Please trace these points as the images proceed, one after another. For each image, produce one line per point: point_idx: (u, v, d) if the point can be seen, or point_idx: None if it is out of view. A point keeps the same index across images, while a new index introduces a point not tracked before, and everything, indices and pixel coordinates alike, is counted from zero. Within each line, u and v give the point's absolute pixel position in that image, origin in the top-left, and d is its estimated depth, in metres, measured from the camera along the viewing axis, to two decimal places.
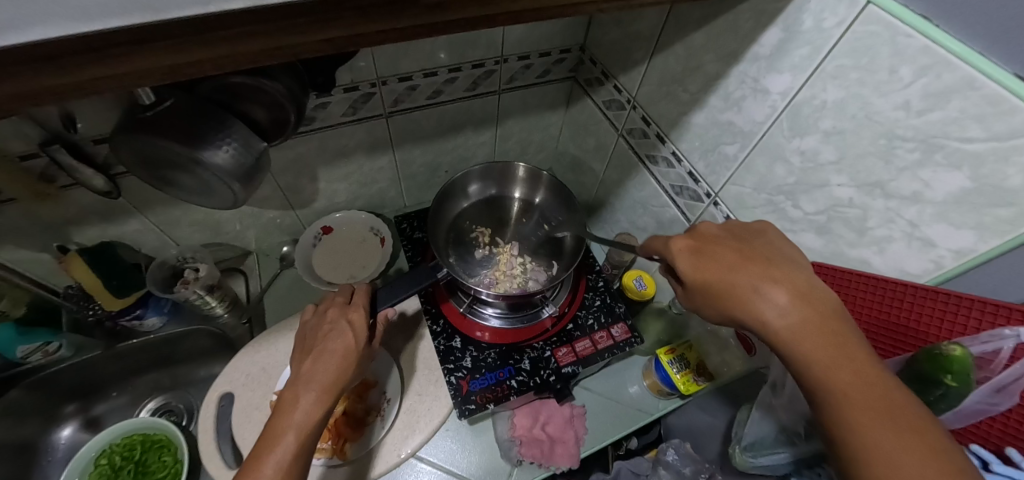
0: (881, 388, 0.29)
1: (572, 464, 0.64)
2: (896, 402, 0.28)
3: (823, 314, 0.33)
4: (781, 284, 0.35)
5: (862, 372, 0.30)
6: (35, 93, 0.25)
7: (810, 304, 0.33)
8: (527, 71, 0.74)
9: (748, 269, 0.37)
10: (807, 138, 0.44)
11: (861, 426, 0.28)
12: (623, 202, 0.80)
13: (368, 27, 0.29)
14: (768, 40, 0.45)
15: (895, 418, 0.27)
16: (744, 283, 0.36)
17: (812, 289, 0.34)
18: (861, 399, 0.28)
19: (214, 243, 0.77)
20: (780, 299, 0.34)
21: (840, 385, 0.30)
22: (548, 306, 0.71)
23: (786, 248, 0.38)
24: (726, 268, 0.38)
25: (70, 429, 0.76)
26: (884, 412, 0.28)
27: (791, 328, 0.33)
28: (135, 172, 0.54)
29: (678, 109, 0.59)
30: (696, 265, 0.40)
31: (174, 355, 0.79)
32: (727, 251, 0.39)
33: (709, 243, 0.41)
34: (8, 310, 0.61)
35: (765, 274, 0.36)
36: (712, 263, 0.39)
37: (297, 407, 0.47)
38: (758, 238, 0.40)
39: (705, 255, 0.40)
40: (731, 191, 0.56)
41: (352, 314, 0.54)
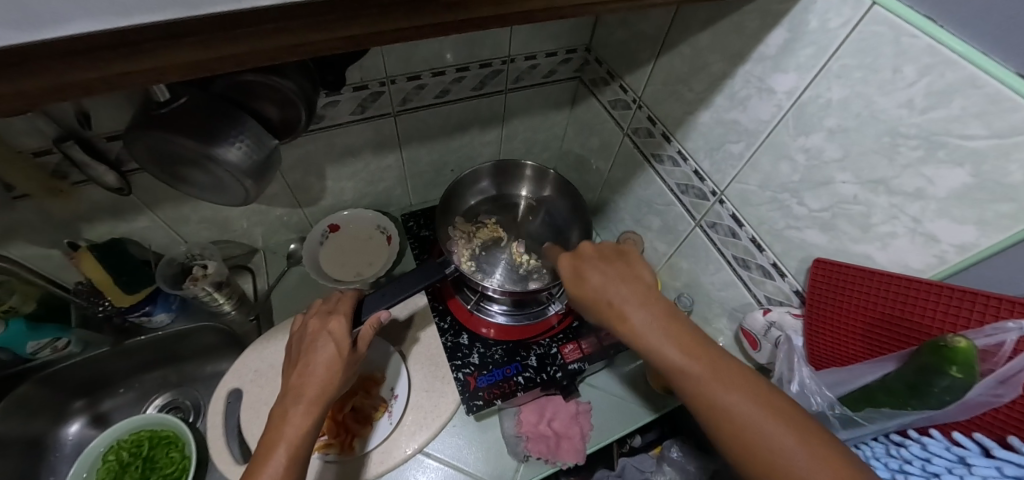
0: (710, 354, 0.38)
1: (577, 460, 0.65)
2: (723, 362, 0.37)
3: (666, 311, 0.41)
4: (634, 294, 0.43)
5: (696, 348, 0.38)
6: (65, 87, 0.26)
7: (657, 306, 0.42)
8: (533, 70, 0.75)
9: (613, 284, 0.44)
10: (812, 136, 0.45)
11: (706, 389, 0.36)
12: (627, 200, 0.81)
13: (388, 25, 0.30)
14: (774, 40, 0.45)
15: (723, 375, 0.36)
16: (610, 296, 0.43)
17: (656, 294, 0.43)
18: (701, 367, 0.37)
19: (222, 240, 0.78)
20: (636, 308, 0.42)
21: (686, 363, 0.37)
22: (554, 303, 0.73)
23: (636, 261, 0.47)
24: (597, 284, 0.45)
25: (77, 425, 0.76)
26: (719, 374, 0.36)
27: (646, 329, 0.40)
28: (148, 168, 0.54)
29: (684, 108, 0.60)
30: (575, 283, 0.47)
31: (181, 351, 0.80)
32: (595, 268, 0.46)
33: (582, 262, 0.48)
34: (18, 305, 0.62)
35: (624, 286, 0.44)
36: (586, 281, 0.46)
37: (288, 423, 0.47)
38: (621, 256, 0.48)
39: (580, 275, 0.47)
40: (735, 188, 0.56)
41: (333, 323, 0.55)
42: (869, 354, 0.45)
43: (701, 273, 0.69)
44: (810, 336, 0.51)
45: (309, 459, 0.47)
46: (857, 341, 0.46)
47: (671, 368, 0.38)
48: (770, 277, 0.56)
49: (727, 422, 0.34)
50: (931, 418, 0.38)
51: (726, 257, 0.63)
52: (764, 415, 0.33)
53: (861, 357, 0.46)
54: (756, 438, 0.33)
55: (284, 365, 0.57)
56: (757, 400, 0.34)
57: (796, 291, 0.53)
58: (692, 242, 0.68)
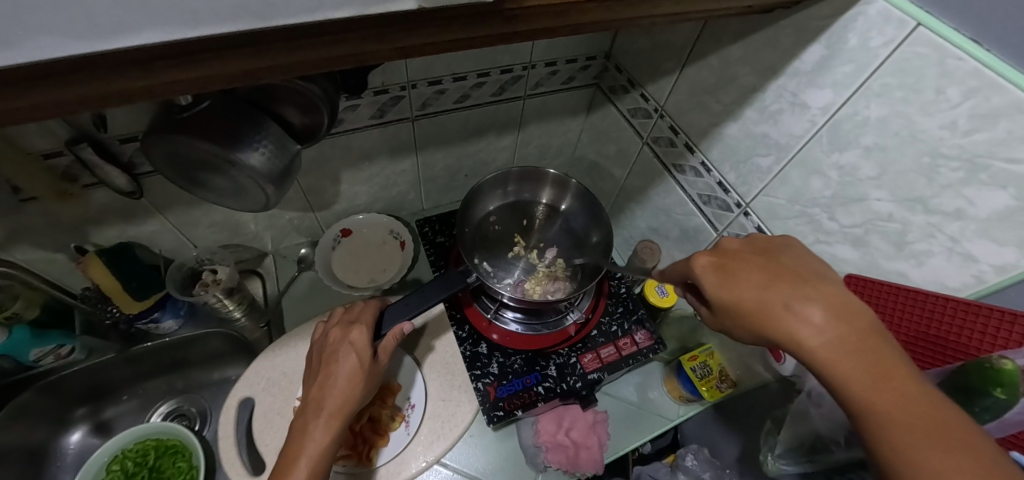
0: (932, 405, 0.28)
1: (596, 470, 0.63)
2: (955, 424, 0.26)
3: (864, 334, 0.32)
4: (816, 300, 0.34)
5: (913, 396, 0.28)
6: (108, 95, 0.25)
7: (849, 323, 0.32)
8: (553, 77, 0.74)
9: (778, 287, 0.36)
10: (846, 153, 0.45)
11: (916, 443, 0.26)
12: (644, 208, 0.81)
13: (446, 37, 0.29)
14: (809, 56, 0.46)
15: (949, 437, 0.26)
16: (771, 301, 0.36)
17: (845, 304, 0.34)
18: (925, 431, 0.26)
19: (233, 244, 0.76)
20: (815, 318, 0.33)
21: (892, 405, 0.28)
22: (572, 312, 0.72)
23: (816, 266, 0.38)
24: (755, 284, 0.37)
25: (80, 433, 0.74)
26: (942, 434, 0.26)
27: (835, 351, 0.32)
28: (165, 173, 0.53)
29: (709, 120, 0.61)
30: (721, 279, 0.40)
31: (187, 358, 0.78)
32: (752, 269, 0.39)
33: (734, 259, 0.41)
34: (22, 312, 0.60)
35: (795, 292, 0.35)
36: (740, 282, 0.38)
37: (310, 436, 0.46)
38: (789, 260, 0.39)
39: (731, 273, 0.40)
40: (762, 201, 0.57)
41: (354, 332, 0.53)
42: None
43: None
44: None
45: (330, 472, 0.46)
46: None
47: (862, 407, 0.29)
48: None
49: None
50: None
51: None
52: None
53: None
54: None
55: (305, 374, 0.56)
56: None
57: None
58: None
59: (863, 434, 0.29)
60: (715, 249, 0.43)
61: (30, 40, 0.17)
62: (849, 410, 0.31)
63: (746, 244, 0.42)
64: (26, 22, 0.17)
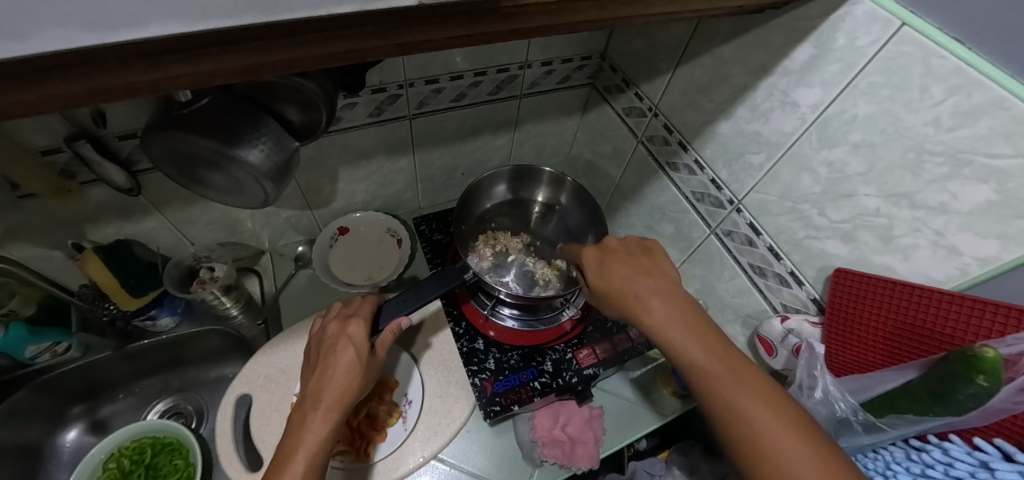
0: (726, 351, 0.39)
1: (592, 465, 0.64)
2: (737, 359, 0.39)
3: (688, 311, 0.43)
4: (658, 290, 0.45)
5: (717, 347, 0.40)
6: (115, 89, 0.25)
7: (680, 303, 0.44)
8: (549, 76, 0.75)
9: (636, 278, 0.46)
10: (835, 149, 0.46)
11: (718, 379, 0.37)
12: (639, 206, 0.82)
13: (447, 34, 0.30)
14: (799, 56, 0.47)
15: (735, 371, 0.38)
16: (629, 290, 0.46)
17: (679, 292, 0.45)
18: (723, 372, 0.38)
19: (229, 242, 0.76)
20: (658, 305, 0.44)
21: (704, 357, 0.39)
22: (568, 309, 0.73)
23: (662, 260, 0.49)
24: (622, 279, 0.47)
25: (75, 432, 0.74)
26: (731, 371, 0.38)
27: (668, 326, 0.42)
28: (165, 169, 0.53)
29: (702, 118, 0.62)
30: (600, 277, 0.49)
31: (184, 356, 0.78)
32: (621, 265, 0.49)
33: (609, 255, 0.50)
34: (18, 309, 0.60)
35: (645, 282, 0.46)
36: (611, 273, 0.48)
37: (308, 429, 0.47)
38: (646, 252, 0.50)
39: (607, 266, 0.49)
40: (754, 198, 0.58)
41: (352, 327, 0.54)
42: (892, 361, 0.47)
43: (715, 280, 0.70)
44: (833, 343, 0.52)
45: (326, 465, 0.47)
46: (882, 349, 0.48)
47: (688, 361, 0.40)
48: (787, 285, 0.58)
49: (725, 405, 0.36)
50: (950, 424, 0.39)
51: (741, 264, 0.64)
52: (763, 411, 0.35)
53: (884, 364, 0.48)
54: (751, 428, 0.34)
55: (303, 369, 0.56)
56: (764, 401, 0.35)
57: (813, 298, 0.55)
58: (707, 249, 0.69)
59: (688, 382, 0.40)
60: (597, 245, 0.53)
61: (44, 31, 0.18)
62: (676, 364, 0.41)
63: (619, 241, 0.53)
64: (42, 13, 0.17)
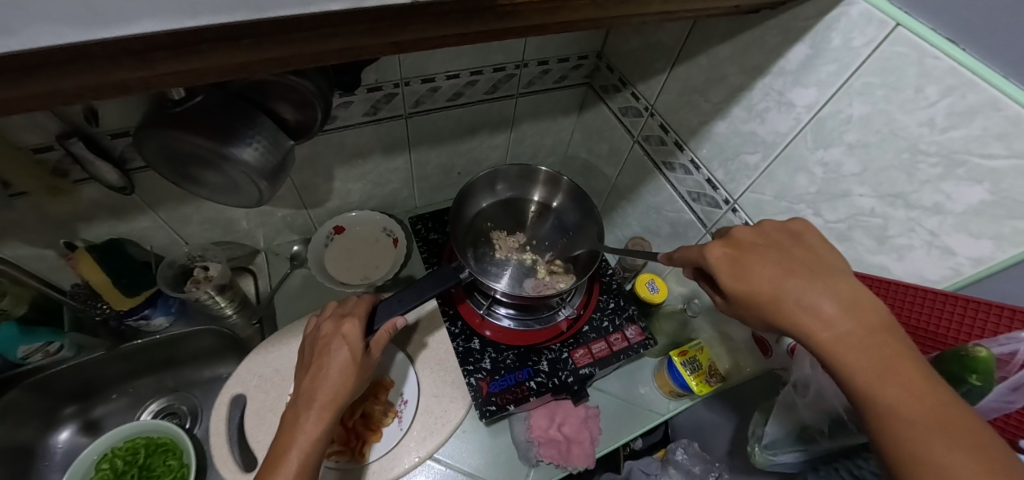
0: (937, 395, 0.29)
1: (588, 464, 0.64)
2: (953, 410, 0.28)
3: (878, 327, 0.33)
4: (828, 295, 0.34)
5: (920, 388, 0.29)
6: (105, 86, 0.25)
7: (862, 316, 0.33)
8: (545, 75, 0.75)
9: (792, 279, 0.36)
10: (831, 149, 0.47)
11: (913, 430, 0.28)
12: (635, 205, 0.82)
13: (438, 33, 0.30)
14: (795, 56, 0.47)
15: (953, 429, 0.27)
16: (785, 295, 0.35)
17: (861, 300, 0.34)
18: (930, 426, 0.28)
19: (224, 241, 0.76)
20: (830, 314, 0.34)
21: (897, 396, 0.29)
22: (564, 308, 0.73)
23: (830, 253, 0.38)
24: (772, 278, 0.36)
25: (68, 432, 0.73)
26: (940, 421, 0.28)
27: (842, 344, 0.33)
28: (158, 168, 0.53)
29: (699, 118, 0.62)
30: (734, 272, 0.38)
31: (178, 356, 0.77)
32: (767, 259, 0.38)
33: (747, 249, 0.39)
34: (9, 308, 0.59)
35: (810, 285, 0.35)
36: (753, 271, 0.37)
37: (301, 429, 0.46)
38: (805, 245, 0.39)
39: (744, 264, 0.38)
40: (750, 198, 0.58)
41: (346, 326, 0.53)
42: None
43: None
44: None
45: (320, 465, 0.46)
46: None
47: (875, 398, 0.30)
48: None
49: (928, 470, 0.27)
50: None
51: None
52: None
53: None
54: None
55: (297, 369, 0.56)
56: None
57: None
58: None
59: (865, 421, 0.31)
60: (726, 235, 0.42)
61: (34, 27, 0.18)
62: (851, 396, 0.32)
63: (754, 230, 0.41)
64: (31, 11, 0.17)
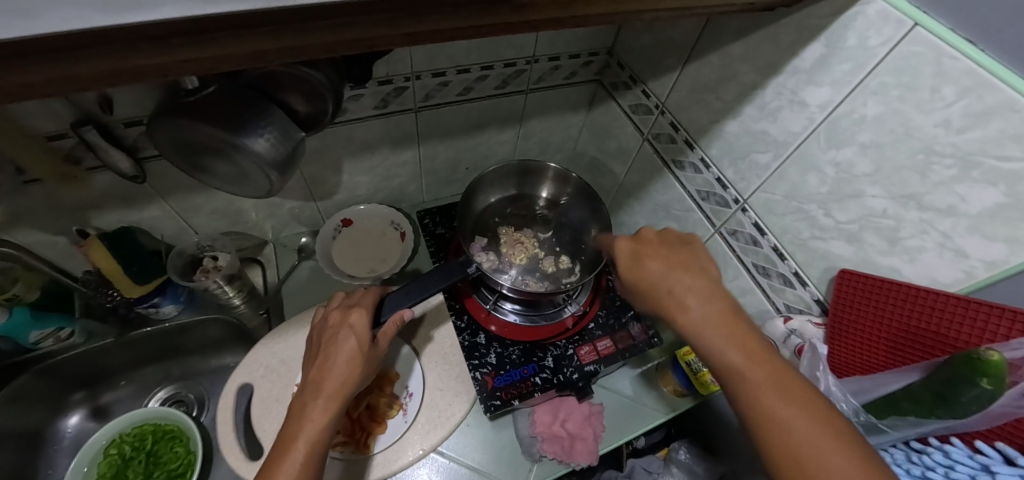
0: (764, 354, 0.37)
1: (590, 461, 0.64)
2: (775, 362, 0.37)
3: (724, 306, 0.41)
4: (692, 285, 0.42)
5: (753, 347, 0.38)
6: (122, 72, 0.25)
7: (715, 302, 0.41)
8: (555, 72, 0.75)
9: (670, 272, 0.44)
10: (843, 150, 0.46)
11: (747, 378, 0.36)
12: (643, 204, 0.82)
13: (454, 24, 0.30)
14: (810, 54, 0.47)
15: (772, 374, 0.36)
16: (666, 288, 0.43)
17: (715, 288, 0.42)
18: (758, 376, 0.36)
19: (234, 231, 0.76)
20: (693, 300, 0.41)
21: (737, 357, 0.37)
22: (570, 305, 0.73)
23: (701, 253, 0.46)
24: (654, 272, 0.45)
25: (77, 417, 0.75)
26: (769, 376, 0.36)
27: (702, 321, 0.40)
28: (170, 157, 0.53)
29: (709, 116, 0.62)
30: (632, 267, 0.47)
31: (185, 345, 0.78)
32: (656, 257, 0.46)
33: (643, 247, 0.48)
34: (22, 294, 0.60)
35: (683, 278, 0.43)
36: (643, 267, 0.46)
37: (308, 417, 0.47)
38: (684, 244, 0.47)
39: (640, 259, 0.47)
40: (760, 197, 0.58)
41: (353, 316, 0.54)
42: (894, 364, 0.47)
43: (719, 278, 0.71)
44: (835, 343, 0.53)
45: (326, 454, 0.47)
46: (884, 351, 0.48)
47: (723, 359, 0.38)
48: (791, 286, 0.59)
49: (757, 407, 0.35)
50: (950, 427, 0.39)
51: (745, 264, 0.65)
52: (798, 414, 0.33)
53: (886, 367, 0.48)
54: (780, 431, 0.33)
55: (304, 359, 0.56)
56: (798, 404, 0.34)
57: (816, 299, 0.56)
58: (711, 248, 0.70)
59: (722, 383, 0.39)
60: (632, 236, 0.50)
61: (57, 9, 0.18)
62: (709, 363, 0.40)
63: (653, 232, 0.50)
64: None
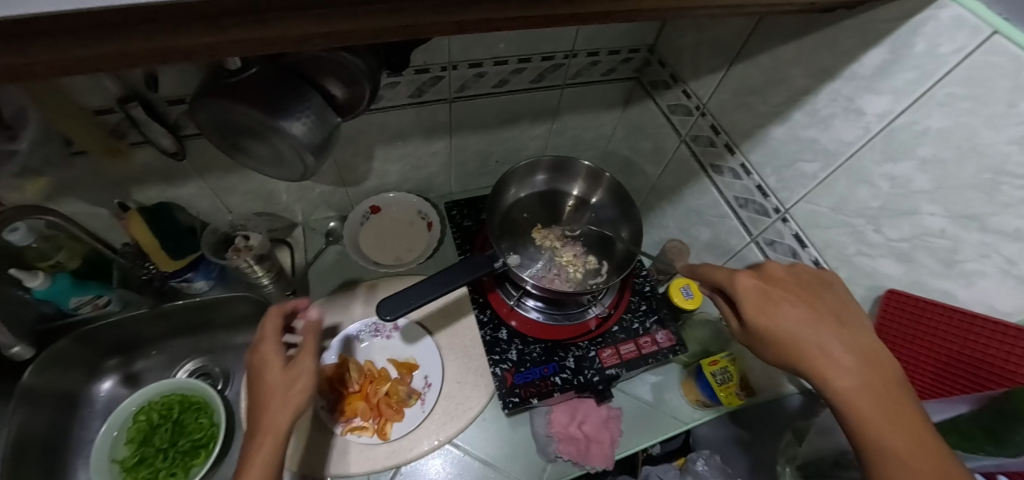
0: (920, 429, 0.36)
1: (606, 465, 0.63)
2: (929, 441, 0.35)
3: (878, 367, 0.40)
4: (840, 340, 0.42)
5: (906, 417, 0.37)
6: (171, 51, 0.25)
7: (863, 361, 0.41)
8: (593, 67, 0.73)
9: (813, 321, 0.44)
10: (901, 163, 0.44)
11: (889, 449, 0.35)
12: (675, 207, 0.80)
13: (503, 13, 0.29)
14: (870, 60, 0.44)
15: (927, 453, 0.35)
16: (802, 338, 0.43)
17: (868, 345, 0.42)
18: (906, 451, 0.35)
19: (266, 212, 0.78)
20: (839, 354, 0.41)
21: (880, 425, 0.37)
22: (594, 306, 0.72)
23: (848, 305, 0.45)
24: (792, 317, 0.44)
25: (110, 382, 0.78)
26: (923, 453, 0.35)
27: (848, 379, 0.40)
28: (210, 137, 0.54)
29: (754, 121, 0.59)
30: (761, 309, 0.46)
31: (213, 320, 0.80)
32: (791, 301, 0.45)
33: (776, 288, 0.47)
34: (65, 261, 0.63)
35: (824, 331, 0.43)
36: (777, 310, 0.45)
37: (252, 460, 0.45)
38: (829, 291, 0.47)
39: (772, 301, 0.46)
40: (803, 208, 0.56)
41: (262, 347, 0.54)
42: (944, 391, 0.46)
43: None
44: None
45: None
46: (933, 376, 0.46)
47: (864, 424, 0.37)
48: None
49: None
50: (1002, 466, 0.37)
51: None
52: None
53: (935, 394, 0.46)
54: None
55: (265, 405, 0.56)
56: None
57: None
58: (745, 257, 0.68)
59: (855, 448, 0.38)
60: (756, 272, 0.49)
61: None
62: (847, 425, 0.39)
63: (787, 271, 0.49)
64: None
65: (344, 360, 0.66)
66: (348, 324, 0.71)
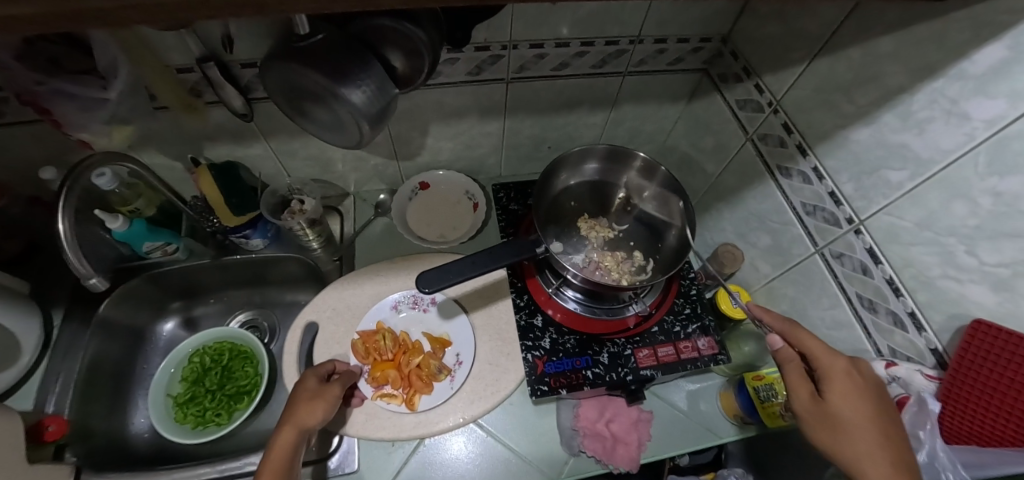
0: None
1: (631, 468, 0.61)
2: None
3: None
4: (896, 456, 0.42)
5: None
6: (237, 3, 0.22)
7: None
8: (659, 56, 0.70)
9: (878, 425, 0.44)
10: (1009, 178, 0.38)
11: None
12: (734, 210, 0.76)
13: None
14: (984, 57, 0.38)
15: None
16: (862, 440, 0.43)
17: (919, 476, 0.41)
18: None
19: (322, 179, 0.81)
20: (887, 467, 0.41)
21: None
22: (635, 304, 0.69)
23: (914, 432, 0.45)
24: (862, 416, 0.44)
25: (171, 324, 0.84)
26: None
27: None
28: (277, 100, 0.56)
29: (834, 121, 0.54)
30: (839, 392, 0.46)
31: (267, 277, 0.84)
32: (867, 403, 0.45)
33: (862, 385, 0.46)
34: (142, 208, 0.68)
35: (885, 442, 0.43)
36: (850, 401, 0.45)
37: (274, 447, 0.50)
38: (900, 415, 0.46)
39: (852, 392, 0.46)
40: (882, 221, 0.51)
41: (312, 369, 0.59)
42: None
43: (810, 305, 0.64)
44: (952, 402, 0.45)
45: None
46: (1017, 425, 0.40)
47: None
48: (901, 328, 0.52)
49: None
50: None
51: (847, 294, 0.58)
52: None
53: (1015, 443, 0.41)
54: None
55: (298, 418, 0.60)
56: None
57: (932, 349, 0.49)
58: (807, 269, 0.63)
59: None
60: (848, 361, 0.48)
61: None
62: None
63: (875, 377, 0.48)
64: None
65: (381, 328, 0.69)
66: (388, 293, 0.73)
